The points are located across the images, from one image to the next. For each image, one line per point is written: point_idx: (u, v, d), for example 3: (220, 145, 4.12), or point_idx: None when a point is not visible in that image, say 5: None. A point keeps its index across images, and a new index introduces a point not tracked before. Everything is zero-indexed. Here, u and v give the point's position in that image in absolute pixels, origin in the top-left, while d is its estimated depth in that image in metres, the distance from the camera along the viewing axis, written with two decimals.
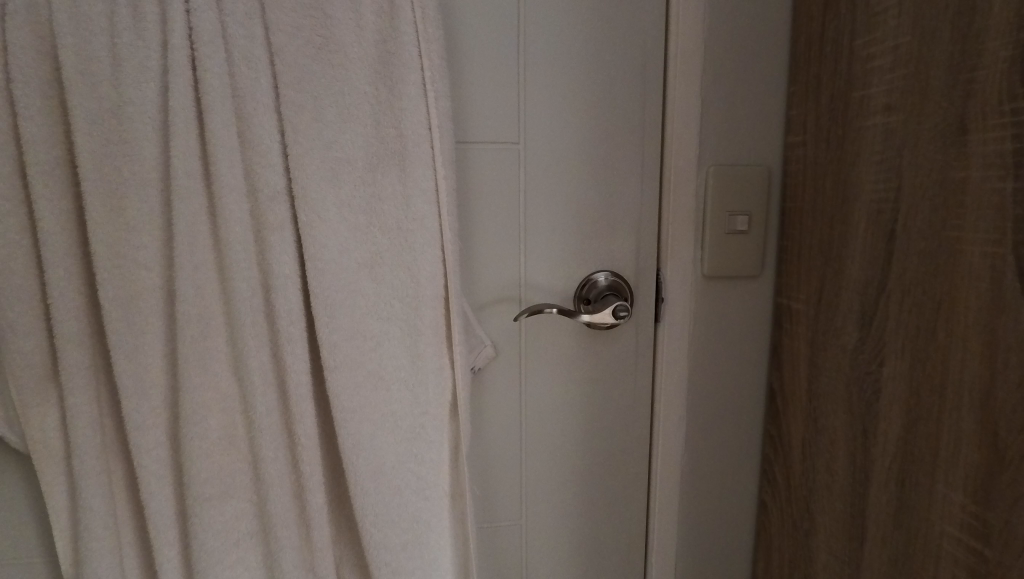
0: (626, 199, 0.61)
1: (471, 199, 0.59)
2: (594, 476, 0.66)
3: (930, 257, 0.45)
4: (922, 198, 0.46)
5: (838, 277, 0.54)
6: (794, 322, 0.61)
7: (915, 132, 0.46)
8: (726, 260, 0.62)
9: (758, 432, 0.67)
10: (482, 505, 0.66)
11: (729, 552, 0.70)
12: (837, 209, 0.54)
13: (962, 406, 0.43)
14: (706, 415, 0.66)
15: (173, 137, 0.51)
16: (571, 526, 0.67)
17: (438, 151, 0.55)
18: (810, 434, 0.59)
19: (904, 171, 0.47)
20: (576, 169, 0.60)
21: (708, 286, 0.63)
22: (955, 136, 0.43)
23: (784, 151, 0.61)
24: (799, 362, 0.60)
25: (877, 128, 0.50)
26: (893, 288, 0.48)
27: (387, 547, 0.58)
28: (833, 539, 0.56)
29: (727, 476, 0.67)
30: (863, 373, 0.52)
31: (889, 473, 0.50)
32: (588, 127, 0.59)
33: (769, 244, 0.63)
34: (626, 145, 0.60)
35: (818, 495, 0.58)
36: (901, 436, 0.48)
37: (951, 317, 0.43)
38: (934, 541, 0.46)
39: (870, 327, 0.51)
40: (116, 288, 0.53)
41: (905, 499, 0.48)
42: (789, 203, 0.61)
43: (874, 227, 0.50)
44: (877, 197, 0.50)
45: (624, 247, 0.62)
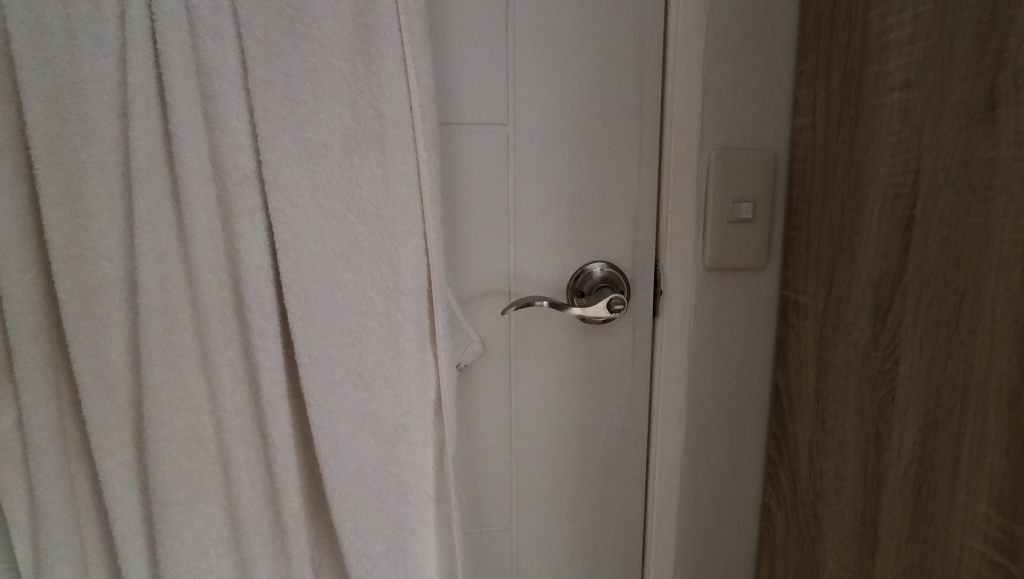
0: (623, 186, 0.57)
1: (456, 186, 0.55)
2: (589, 480, 0.62)
3: (952, 245, 0.41)
4: (944, 181, 0.42)
5: (849, 268, 0.51)
6: (802, 317, 0.57)
7: (937, 110, 0.42)
8: (729, 251, 0.58)
9: (762, 433, 0.63)
10: (470, 511, 0.62)
11: (732, 559, 0.66)
12: (849, 195, 0.50)
13: (987, 407, 0.39)
14: (707, 414, 0.62)
15: (134, 116, 0.47)
16: (565, 534, 0.63)
17: (420, 133, 0.51)
18: (818, 437, 0.56)
19: (924, 152, 0.43)
20: (570, 153, 0.56)
21: (711, 279, 0.59)
22: (982, 112, 0.39)
23: (791, 134, 0.58)
24: (807, 360, 0.57)
25: (894, 106, 0.46)
26: (910, 280, 0.45)
27: (369, 555, 0.55)
28: (843, 548, 0.53)
29: (730, 479, 0.64)
30: (876, 372, 0.48)
31: (904, 479, 0.46)
32: (583, 108, 0.55)
33: (774, 233, 0.59)
34: (624, 127, 0.56)
35: (826, 501, 0.55)
36: (917, 440, 0.45)
37: (976, 311, 0.40)
38: (954, 555, 0.42)
39: (885, 323, 0.47)
40: (74, 278, 0.49)
41: (922, 507, 0.45)
42: (797, 190, 0.57)
43: (890, 214, 0.46)
44: (893, 182, 0.46)
45: (620, 236, 0.58)
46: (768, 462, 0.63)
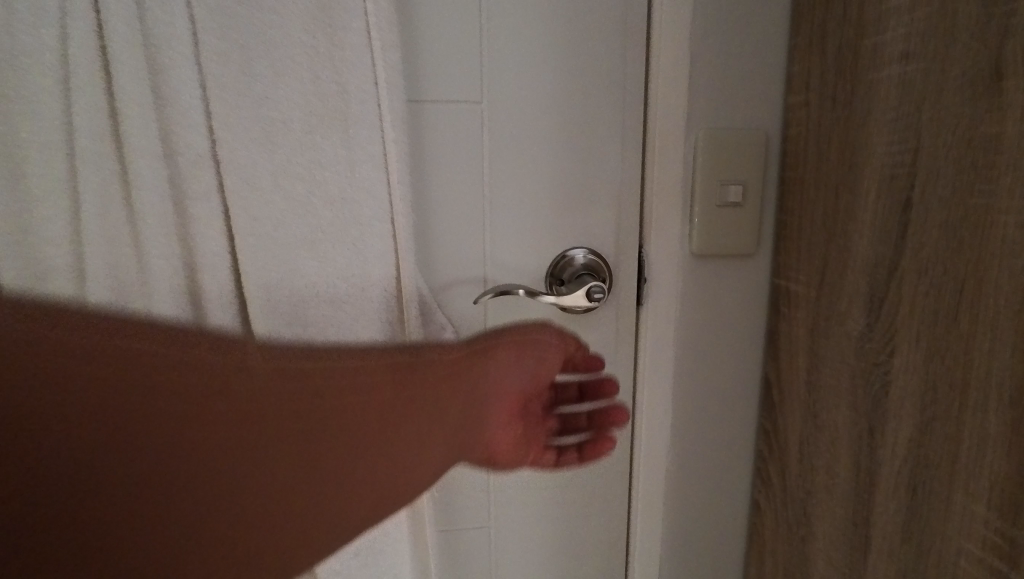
0: (607, 167, 0.54)
1: (427, 167, 0.52)
2: (571, 474, 0.60)
3: (952, 229, 0.38)
4: (944, 160, 0.39)
5: (842, 254, 0.48)
6: (793, 306, 0.54)
7: (937, 83, 0.39)
8: (717, 236, 0.55)
9: (751, 426, 0.60)
10: (444, 510, 0.59)
11: (720, 556, 0.63)
12: (844, 177, 0.47)
13: (988, 404, 0.36)
14: (694, 408, 0.59)
15: (76, 91, 0.44)
16: (545, 532, 0.60)
17: (386, 110, 0.48)
18: (809, 431, 0.53)
19: (924, 129, 0.40)
20: (550, 133, 0.53)
21: (698, 266, 0.56)
22: (986, 85, 0.36)
23: (784, 113, 0.54)
24: (797, 351, 0.54)
25: (893, 80, 0.43)
26: (906, 267, 0.42)
27: (339, 556, 0.53)
28: (833, 548, 0.50)
29: (718, 474, 0.61)
30: (870, 364, 0.46)
31: (899, 479, 0.43)
32: (563, 84, 0.52)
33: (765, 218, 0.56)
34: (606, 105, 0.53)
35: (817, 498, 0.52)
36: (913, 437, 0.42)
37: (978, 300, 0.37)
38: (950, 559, 0.40)
39: (880, 312, 0.44)
40: (15, 269, 0.45)
41: (916, 507, 0.42)
42: (789, 171, 0.54)
43: (887, 196, 0.43)
44: (889, 162, 0.43)
45: (603, 221, 0.55)
46: (757, 457, 0.61)
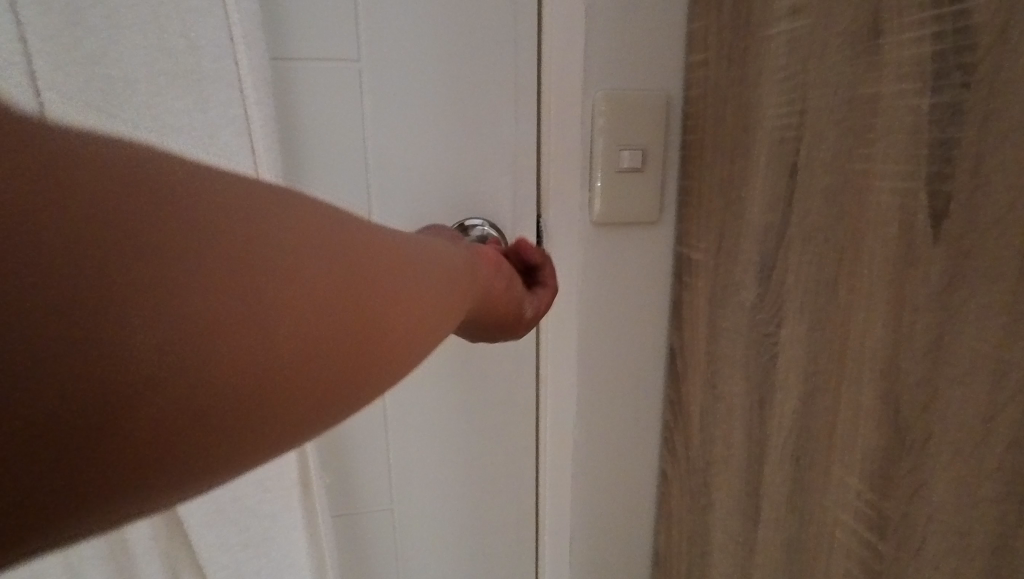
0: (501, 131, 0.51)
1: (301, 134, 0.47)
2: (478, 455, 0.57)
3: (833, 197, 0.37)
4: (827, 122, 0.37)
5: (737, 221, 0.46)
6: (694, 274, 0.53)
7: (823, 40, 0.37)
8: (618, 203, 0.53)
9: (658, 397, 0.60)
10: (339, 497, 0.55)
11: (632, 528, 0.63)
12: (739, 141, 0.45)
13: (862, 376, 0.35)
14: (602, 380, 0.58)
15: None
16: (453, 514, 0.58)
17: (245, 68, 0.42)
18: (709, 402, 0.52)
19: (809, 89, 0.38)
20: (437, 94, 0.49)
21: (600, 234, 0.54)
22: (865, 41, 0.34)
23: (685, 73, 0.52)
24: (698, 321, 0.53)
25: (781, 36, 0.40)
26: (793, 236, 0.40)
27: (224, 548, 0.49)
28: (729, 517, 0.50)
29: (626, 446, 0.60)
30: (761, 335, 0.44)
31: (785, 450, 0.43)
32: (450, 40, 0.48)
33: (668, 185, 0.54)
34: (497, 63, 0.49)
35: (716, 468, 0.52)
36: (797, 408, 0.41)
37: (854, 270, 0.35)
38: (828, 531, 0.39)
39: (769, 281, 0.43)
40: None
41: (800, 479, 0.41)
42: (690, 136, 0.52)
43: (777, 161, 0.41)
44: (779, 124, 0.41)
45: (497, 190, 0.52)
46: (664, 428, 0.60)
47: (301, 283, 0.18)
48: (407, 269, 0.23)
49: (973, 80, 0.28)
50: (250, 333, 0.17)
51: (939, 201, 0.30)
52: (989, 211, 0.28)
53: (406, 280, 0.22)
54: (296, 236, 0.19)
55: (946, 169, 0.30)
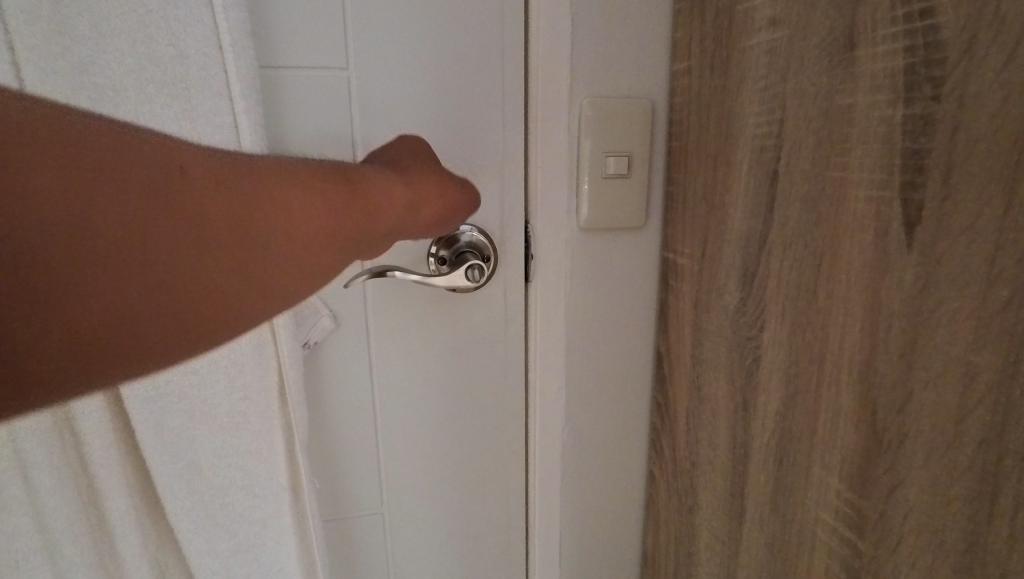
0: (490, 138, 0.51)
1: (289, 141, 0.47)
2: (469, 459, 0.58)
3: (812, 204, 0.37)
4: (805, 131, 0.38)
5: (721, 227, 0.47)
6: (679, 278, 0.54)
7: (801, 51, 0.38)
8: (605, 208, 0.53)
9: (645, 399, 0.60)
10: (329, 501, 0.55)
11: (620, 529, 0.64)
12: (722, 148, 0.46)
13: (841, 378, 0.36)
14: (590, 384, 0.59)
15: None
16: (443, 516, 0.59)
17: (234, 76, 0.42)
18: (694, 404, 0.53)
19: (788, 99, 0.39)
20: (426, 102, 0.49)
21: (587, 239, 0.55)
22: (841, 53, 0.35)
23: (670, 82, 0.53)
24: (683, 325, 0.54)
25: (761, 47, 0.41)
26: (774, 241, 0.41)
27: (214, 554, 0.49)
28: (715, 517, 0.51)
29: (614, 447, 0.61)
30: (744, 338, 0.45)
31: (767, 450, 0.44)
32: (438, 48, 0.48)
33: (653, 190, 0.55)
34: (485, 71, 0.50)
35: (702, 469, 0.52)
36: (779, 410, 0.42)
37: (832, 275, 0.36)
38: (809, 529, 0.40)
39: (752, 285, 0.44)
40: None
41: (782, 479, 0.42)
42: (674, 143, 0.53)
43: (758, 168, 0.42)
44: (760, 132, 0.42)
45: (486, 196, 0.52)
46: (652, 429, 0.61)
47: (119, 245, 0.22)
48: (247, 231, 0.25)
49: (942, 94, 0.29)
50: (158, 275, 0.23)
51: (911, 209, 0.31)
52: (958, 220, 0.29)
53: (236, 240, 0.25)
54: (203, 195, 0.24)
55: (917, 179, 0.30)
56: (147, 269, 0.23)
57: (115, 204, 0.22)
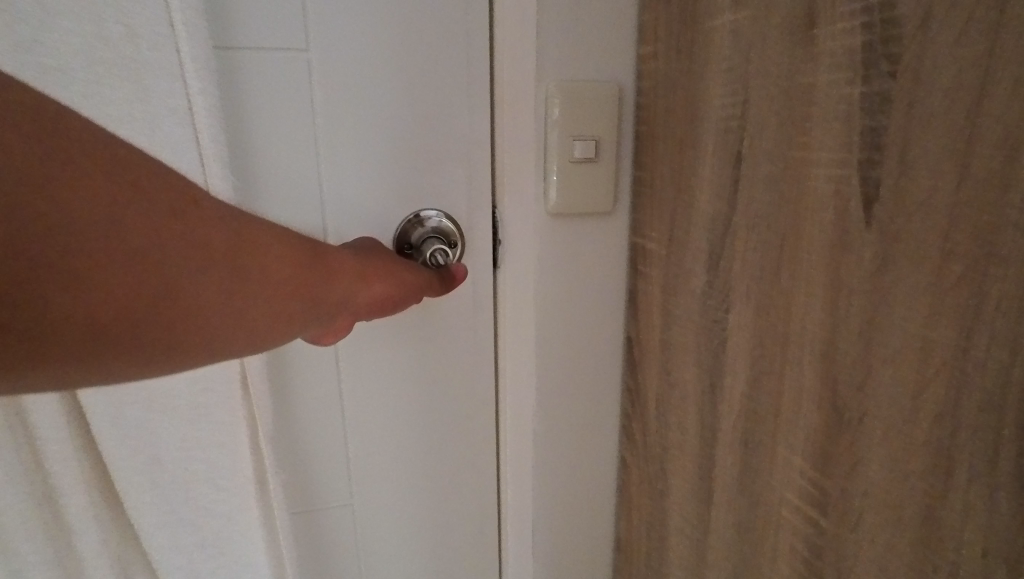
0: (457, 122, 0.50)
1: (247, 125, 0.46)
2: (440, 447, 0.57)
3: (775, 184, 0.37)
4: (768, 112, 0.38)
5: (687, 210, 0.47)
6: (648, 263, 0.54)
7: (763, 31, 0.38)
8: (574, 194, 0.53)
9: (616, 386, 0.60)
10: (296, 494, 0.54)
11: (594, 515, 0.64)
12: (687, 131, 0.46)
13: (803, 358, 0.36)
14: (562, 371, 0.58)
15: None
16: (414, 506, 0.58)
17: (187, 57, 0.40)
18: (664, 388, 0.53)
19: (752, 79, 0.39)
20: (389, 85, 0.48)
21: (556, 224, 0.55)
22: (802, 31, 0.35)
23: (637, 65, 0.53)
24: (653, 310, 0.54)
25: (725, 28, 0.41)
26: (739, 224, 0.41)
27: (178, 548, 0.48)
28: (684, 501, 0.51)
29: (586, 434, 0.61)
30: (711, 321, 0.45)
31: (734, 433, 0.44)
32: (401, 29, 0.47)
33: (621, 175, 0.55)
34: (451, 54, 0.49)
35: (672, 453, 0.53)
36: (745, 392, 0.42)
37: (794, 255, 0.36)
38: (774, 509, 0.40)
39: (718, 269, 0.44)
40: None
41: (749, 460, 0.43)
42: (642, 127, 0.52)
43: (723, 150, 0.42)
44: (724, 114, 0.42)
45: (453, 181, 0.52)
46: (623, 415, 0.61)
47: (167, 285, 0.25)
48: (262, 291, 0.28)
49: (899, 70, 0.29)
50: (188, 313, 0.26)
51: (869, 186, 0.31)
52: (913, 196, 0.29)
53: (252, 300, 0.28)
54: (241, 254, 0.27)
55: (875, 156, 0.31)
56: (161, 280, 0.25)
57: (153, 216, 0.24)
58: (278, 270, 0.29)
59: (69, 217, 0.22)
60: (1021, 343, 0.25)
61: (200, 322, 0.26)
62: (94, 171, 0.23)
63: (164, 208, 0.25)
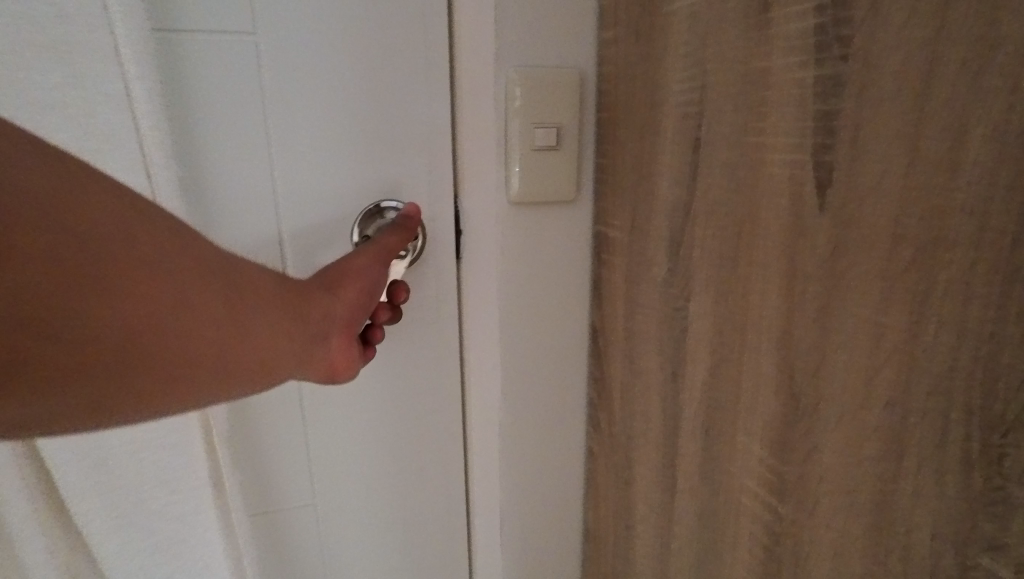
0: (415, 108, 0.49)
1: (191, 112, 0.44)
2: (404, 443, 0.56)
3: (732, 170, 0.37)
4: (725, 97, 0.37)
5: (648, 198, 0.46)
6: (611, 252, 0.53)
7: (720, 14, 0.37)
8: (536, 184, 0.52)
9: (582, 376, 0.60)
10: (254, 497, 0.53)
11: (562, 506, 0.63)
12: (648, 117, 0.46)
13: (761, 345, 0.36)
14: (527, 362, 0.57)
15: None
16: (378, 504, 0.57)
17: (123, 39, 0.38)
18: (628, 377, 0.53)
19: (709, 63, 0.38)
20: (343, 72, 0.47)
21: (519, 213, 0.54)
22: (757, 14, 0.34)
23: (598, 50, 0.52)
24: (616, 298, 0.53)
25: (683, 12, 0.40)
26: (698, 211, 0.41)
27: (128, 554, 0.45)
28: (649, 489, 0.51)
29: (553, 424, 0.60)
30: (672, 310, 0.45)
31: (696, 420, 0.44)
32: (353, 12, 0.46)
33: (584, 163, 0.54)
34: (407, 38, 0.47)
35: (636, 442, 0.53)
36: (705, 380, 0.42)
37: (752, 241, 0.36)
38: (735, 496, 0.40)
39: (678, 256, 0.43)
40: None
41: (710, 448, 0.43)
42: (603, 113, 0.52)
43: (682, 136, 0.42)
44: (683, 99, 0.41)
45: (412, 169, 0.51)
46: (590, 405, 0.61)
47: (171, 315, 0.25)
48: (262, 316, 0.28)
49: (850, 53, 0.29)
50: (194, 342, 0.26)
51: (823, 171, 0.31)
52: (865, 180, 0.28)
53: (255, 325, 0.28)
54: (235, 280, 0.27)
55: (828, 140, 0.30)
56: (165, 311, 0.25)
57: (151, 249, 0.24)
58: (271, 293, 0.29)
59: (73, 255, 0.22)
60: (968, 327, 0.25)
61: (207, 349, 0.26)
62: (94, 209, 0.23)
63: (161, 241, 0.25)
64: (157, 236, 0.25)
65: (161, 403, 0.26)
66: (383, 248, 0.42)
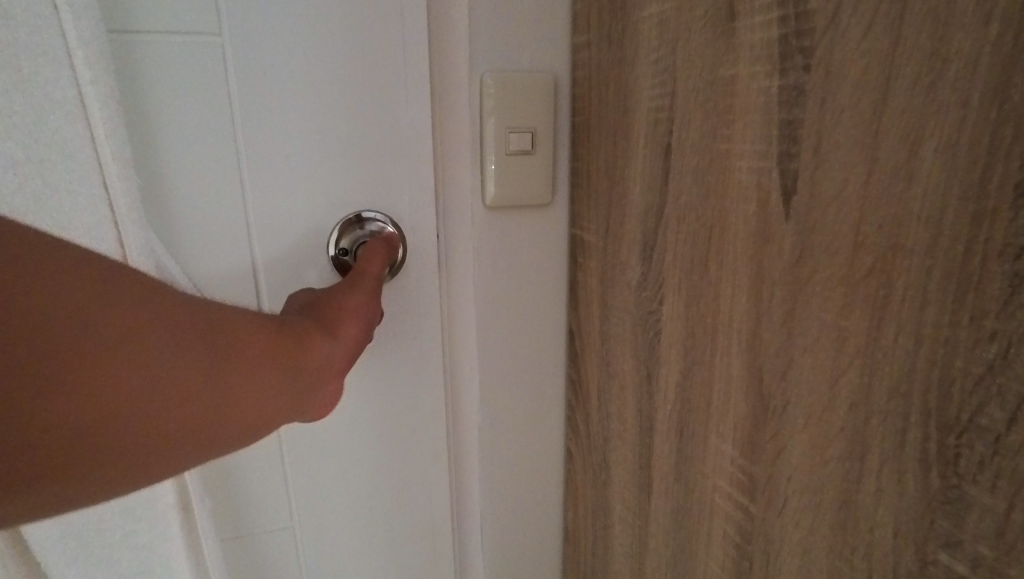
0: (390, 112, 0.48)
1: (154, 115, 0.43)
2: (383, 454, 0.55)
3: (702, 175, 0.38)
4: (694, 104, 0.38)
5: (621, 202, 0.47)
6: (586, 254, 0.54)
7: (688, 23, 0.37)
8: (510, 186, 0.52)
9: (559, 377, 0.60)
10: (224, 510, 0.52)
11: (541, 507, 0.64)
12: (620, 122, 0.46)
13: (731, 348, 0.37)
14: (504, 364, 0.58)
15: None
16: (355, 516, 0.56)
17: (80, 41, 0.35)
18: (604, 378, 0.53)
19: (678, 70, 0.39)
20: (314, 75, 0.46)
21: (494, 215, 0.54)
22: (724, 23, 0.35)
23: (571, 55, 0.52)
24: (592, 301, 0.54)
25: (653, 19, 0.41)
26: (669, 215, 0.41)
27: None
28: (626, 489, 0.52)
29: (530, 427, 0.61)
30: (646, 313, 0.46)
31: (670, 422, 0.44)
32: (324, 14, 0.45)
33: (558, 166, 0.54)
34: (381, 41, 0.47)
35: (613, 443, 0.53)
36: (678, 382, 0.43)
37: (721, 246, 0.36)
38: (708, 496, 0.41)
39: (651, 260, 0.44)
40: None
41: (684, 449, 0.43)
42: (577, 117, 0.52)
43: (653, 141, 0.42)
44: (654, 105, 0.42)
45: (391, 173, 0.49)
46: (566, 406, 0.61)
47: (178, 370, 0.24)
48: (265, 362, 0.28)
49: (812, 64, 0.29)
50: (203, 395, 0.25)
51: (788, 178, 0.31)
52: (829, 188, 0.29)
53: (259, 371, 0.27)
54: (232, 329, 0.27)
55: (793, 148, 0.31)
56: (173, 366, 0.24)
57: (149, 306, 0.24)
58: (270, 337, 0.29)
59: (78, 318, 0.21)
60: (925, 332, 0.26)
61: (221, 402, 0.25)
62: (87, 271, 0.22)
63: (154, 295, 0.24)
64: (147, 292, 0.24)
65: (173, 461, 0.25)
66: (376, 280, 0.42)
